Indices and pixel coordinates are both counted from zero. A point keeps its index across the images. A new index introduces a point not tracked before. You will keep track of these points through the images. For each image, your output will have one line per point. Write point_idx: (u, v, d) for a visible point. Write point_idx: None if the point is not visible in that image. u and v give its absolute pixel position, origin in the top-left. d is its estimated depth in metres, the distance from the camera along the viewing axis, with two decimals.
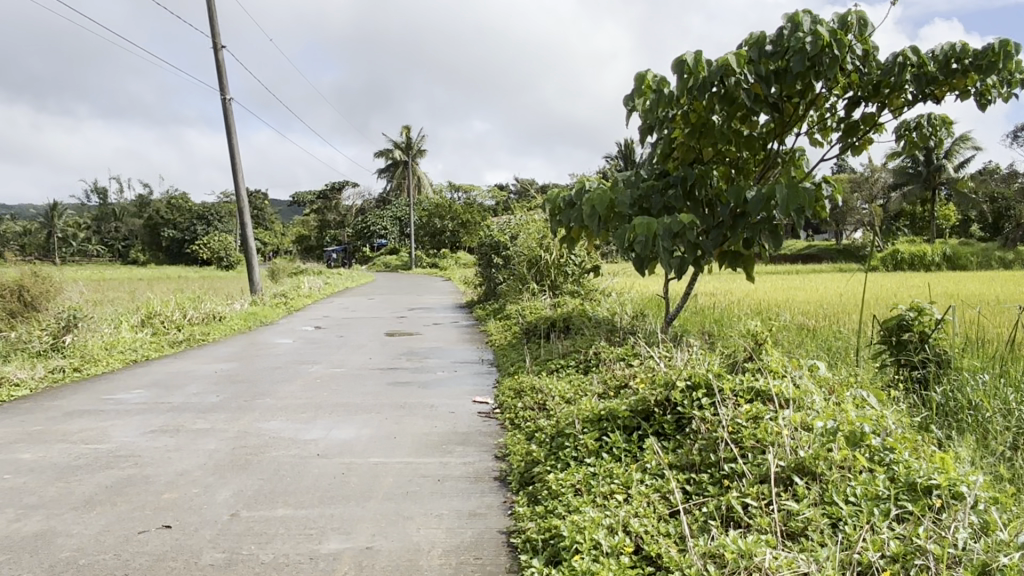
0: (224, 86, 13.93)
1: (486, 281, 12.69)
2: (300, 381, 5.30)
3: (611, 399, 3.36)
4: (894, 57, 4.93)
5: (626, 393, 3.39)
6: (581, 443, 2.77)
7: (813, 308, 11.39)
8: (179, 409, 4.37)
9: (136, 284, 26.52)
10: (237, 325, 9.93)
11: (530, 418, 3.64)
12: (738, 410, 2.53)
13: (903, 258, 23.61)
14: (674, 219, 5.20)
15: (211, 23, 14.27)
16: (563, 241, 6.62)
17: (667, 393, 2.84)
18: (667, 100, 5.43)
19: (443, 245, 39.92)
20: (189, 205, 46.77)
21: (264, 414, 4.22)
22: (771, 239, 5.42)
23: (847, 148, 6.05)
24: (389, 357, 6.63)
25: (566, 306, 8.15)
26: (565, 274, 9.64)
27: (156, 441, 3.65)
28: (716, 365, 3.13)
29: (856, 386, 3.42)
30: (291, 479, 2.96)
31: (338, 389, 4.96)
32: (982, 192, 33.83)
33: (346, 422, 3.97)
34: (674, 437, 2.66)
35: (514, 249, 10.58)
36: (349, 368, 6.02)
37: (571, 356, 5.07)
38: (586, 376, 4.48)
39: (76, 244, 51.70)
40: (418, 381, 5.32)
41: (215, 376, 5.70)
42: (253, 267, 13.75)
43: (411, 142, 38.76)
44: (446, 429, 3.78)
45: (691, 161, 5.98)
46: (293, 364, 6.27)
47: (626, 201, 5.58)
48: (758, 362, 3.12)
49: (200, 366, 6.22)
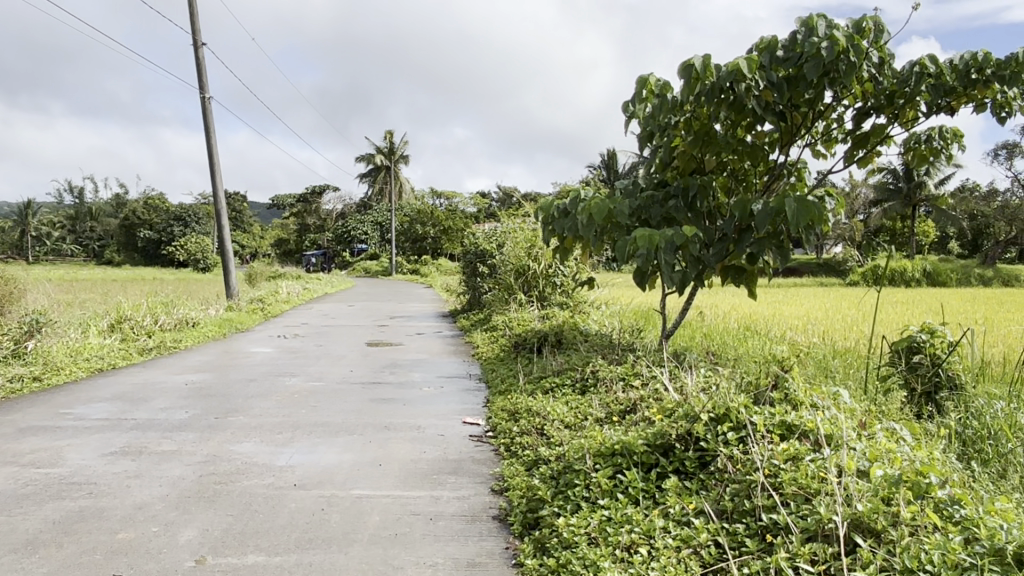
0: (204, 84, 13.54)
1: (470, 289, 12.39)
2: (277, 396, 4.96)
3: (619, 428, 3.07)
4: (911, 65, 4.73)
5: (636, 422, 3.10)
6: (593, 480, 2.47)
7: (802, 324, 11.20)
8: (144, 427, 4.02)
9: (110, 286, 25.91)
10: (212, 331, 9.56)
11: (530, 446, 3.34)
12: (774, 448, 2.26)
13: (883, 274, 23.70)
14: (676, 231, 4.94)
15: (192, 19, 13.89)
16: (556, 251, 6.35)
17: (687, 426, 2.56)
18: (671, 107, 5.15)
19: (424, 252, 39.56)
20: (166, 207, 46.06)
21: (236, 435, 3.88)
22: (777, 254, 5.16)
23: (854, 161, 5.82)
24: (372, 370, 6.30)
25: (555, 319, 7.86)
26: (554, 285, 9.39)
27: (116, 465, 3.31)
28: (736, 393, 2.84)
29: (880, 417, 3.16)
30: (264, 516, 2.63)
31: (317, 406, 4.63)
32: (962, 210, 34.03)
33: (325, 446, 3.64)
34: (697, 477, 2.38)
35: (500, 258, 10.30)
36: (329, 381, 5.69)
37: (566, 375, 4.77)
38: (585, 398, 4.19)
39: (50, 242, 50.76)
40: (403, 398, 5.00)
41: (185, 389, 5.34)
42: (230, 271, 13.37)
43: (394, 147, 38.40)
44: (436, 455, 3.47)
45: (692, 171, 5.72)
46: (269, 376, 5.93)
47: (625, 211, 5.30)
48: (783, 390, 2.83)
49: (170, 377, 5.86)
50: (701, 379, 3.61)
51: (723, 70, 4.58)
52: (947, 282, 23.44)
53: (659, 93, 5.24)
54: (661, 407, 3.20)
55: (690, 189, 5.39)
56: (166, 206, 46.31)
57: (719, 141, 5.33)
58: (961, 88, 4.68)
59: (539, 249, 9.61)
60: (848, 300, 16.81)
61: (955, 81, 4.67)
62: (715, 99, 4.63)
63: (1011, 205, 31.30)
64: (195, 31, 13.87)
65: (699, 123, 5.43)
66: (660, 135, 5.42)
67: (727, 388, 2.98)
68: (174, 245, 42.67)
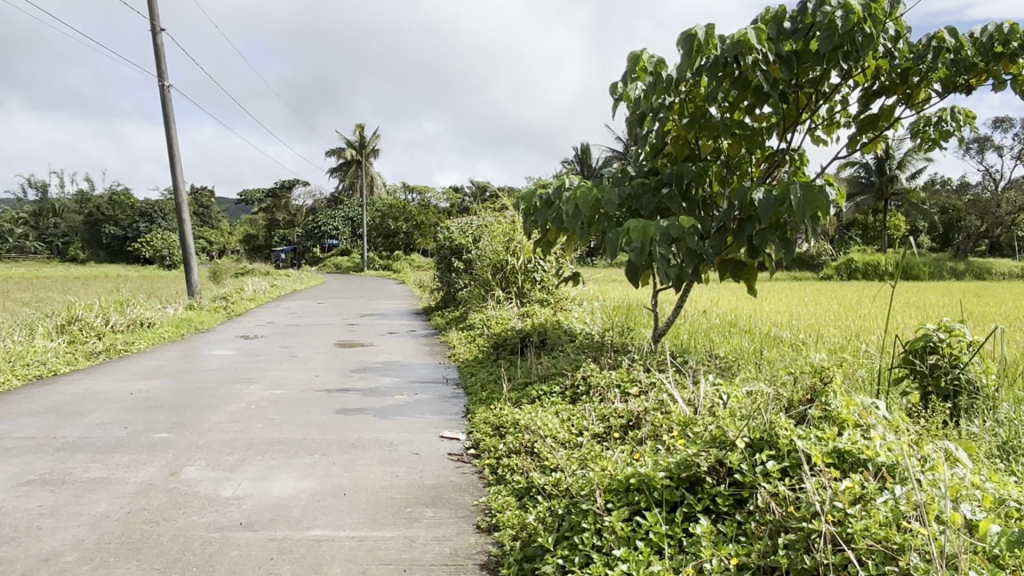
0: (163, 72, 12.89)
1: (444, 285, 11.88)
2: (232, 407, 4.45)
3: (625, 453, 2.61)
4: (929, 39, 4.34)
5: (645, 446, 2.65)
6: (605, 525, 2.01)
7: (786, 320, 10.83)
8: (73, 447, 3.50)
9: (70, 283, 25.04)
10: (170, 331, 8.98)
11: (520, 470, 2.88)
12: (834, 487, 1.82)
13: (857, 268, 23.58)
14: (672, 220, 4.47)
15: (150, 4, 13.23)
16: (537, 245, 5.88)
17: (715, 451, 2.13)
18: (666, 86, 4.70)
19: (395, 247, 38.92)
20: (132, 202, 44.94)
21: (179, 458, 3.37)
22: (781, 247, 4.61)
23: (857, 148, 5.42)
24: (339, 375, 5.79)
25: (536, 317, 7.38)
26: (533, 281, 8.96)
27: (30, 498, 2.79)
28: (763, 411, 2.40)
29: (921, 432, 2.73)
30: (198, 571, 2.13)
31: (276, 419, 4.13)
32: (934, 204, 34.13)
33: (281, 470, 3.14)
34: (735, 520, 1.94)
35: (476, 253, 9.82)
36: (291, 389, 5.17)
37: (554, 381, 4.31)
38: (576, 408, 3.74)
39: (13, 239, 49.42)
40: (372, 407, 4.50)
41: (130, 399, 4.81)
42: (192, 268, 12.74)
43: (365, 140, 37.71)
44: (410, 480, 2.99)
45: (685, 158, 5.29)
46: (227, 383, 5.41)
47: (615, 200, 4.84)
48: (823, 406, 2.39)
49: (117, 385, 5.30)
50: (714, 396, 3.16)
51: (727, 42, 4.14)
52: (921, 276, 23.30)
53: (653, 70, 4.79)
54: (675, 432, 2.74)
55: (684, 176, 4.95)
56: (131, 202, 45.13)
57: (716, 124, 4.90)
58: (983, 64, 4.30)
59: (517, 244, 9.14)
60: (826, 294, 16.54)
61: (976, 56, 4.28)
62: (717, 74, 4.20)
63: (982, 198, 31.37)
64: (153, 16, 13.21)
65: (695, 105, 5.01)
66: (652, 121, 4.98)
67: (751, 405, 2.54)
68: (140, 241, 41.62)
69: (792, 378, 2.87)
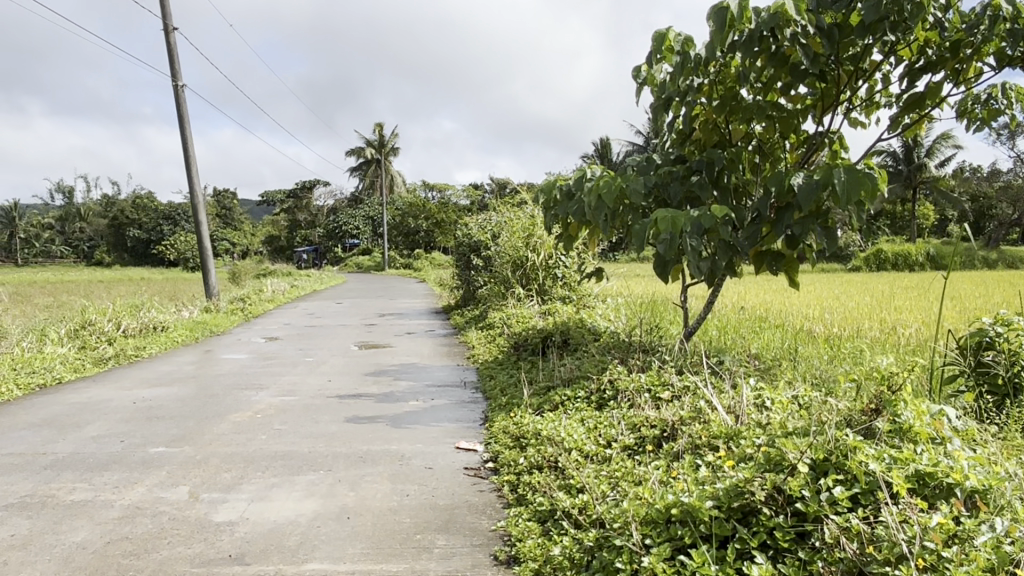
0: (176, 72, 12.71)
1: (464, 283, 11.60)
2: (236, 417, 4.20)
3: (661, 478, 2.31)
4: (983, 7, 3.98)
5: (686, 469, 2.34)
6: (645, 567, 1.70)
7: (818, 313, 10.44)
8: (62, 465, 3.26)
9: (93, 287, 25.04)
10: (184, 335, 8.76)
11: (543, 489, 2.59)
12: (922, 524, 1.51)
13: (887, 258, 22.99)
14: (704, 209, 4.15)
15: (162, 3, 13.06)
16: (558, 240, 5.58)
17: (769, 475, 1.82)
18: (695, 65, 4.39)
19: (417, 246, 38.73)
20: (155, 205, 45.15)
21: (172, 475, 3.11)
22: (822, 237, 4.26)
23: (899, 130, 5.06)
24: (353, 380, 5.53)
25: (558, 315, 7.07)
26: (555, 277, 8.66)
27: (4, 526, 2.54)
28: (823, 424, 2.07)
29: (998, 444, 2.38)
30: None
31: (281, 430, 3.86)
32: (964, 192, 33.37)
33: (282, 490, 2.87)
34: (801, 560, 1.62)
35: (495, 250, 9.54)
36: (301, 395, 4.92)
37: (579, 385, 4.01)
38: (604, 416, 3.44)
39: (39, 244, 49.90)
40: (385, 415, 4.23)
41: (132, 408, 4.57)
42: (209, 270, 12.54)
43: (385, 140, 37.56)
44: (422, 500, 2.71)
45: (715, 144, 4.97)
46: (236, 390, 5.17)
47: (641, 189, 4.53)
48: (892, 417, 2.06)
49: (122, 394, 5.08)
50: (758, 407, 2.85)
51: (763, 14, 3.82)
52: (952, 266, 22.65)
53: (681, 50, 4.48)
54: (720, 453, 2.43)
55: (715, 163, 4.63)
56: (154, 204, 45.36)
57: (749, 106, 4.58)
58: None
59: (538, 239, 8.83)
60: (855, 286, 16.09)
61: None
62: (752, 49, 3.89)
63: (1014, 185, 30.57)
64: (166, 15, 13.04)
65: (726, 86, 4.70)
66: (680, 106, 4.67)
67: (806, 419, 2.21)
68: (164, 243, 41.78)
69: (849, 388, 2.56)
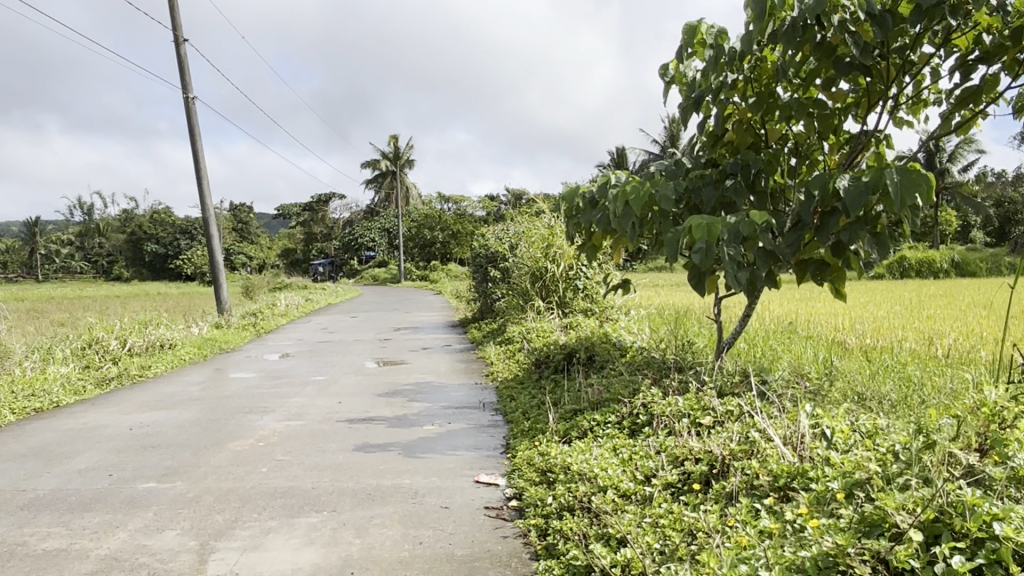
0: (187, 83, 12.52)
1: (481, 296, 11.28)
2: (237, 446, 3.88)
3: (720, 538, 1.96)
4: None
5: (747, 525, 1.99)
6: None
7: (849, 323, 10.05)
8: (39, 506, 2.95)
9: (110, 302, 24.95)
10: (192, 353, 8.47)
11: (579, 539, 2.25)
12: None
13: (911, 265, 22.48)
14: (741, 215, 3.81)
15: (173, 15, 12.89)
16: (581, 251, 5.25)
17: (867, 542, 1.49)
18: (729, 59, 4.06)
19: (433, 257, 38.52)
20: (172, 220, 45.25)
21: (159, 518, 2.79)
22: (873, 243, 3.88)
23: (947, 129, 4.68)
24: (365, 401, 5.20)
25: (580, 329, 6.73)
26: (575, 289, 8.33)
27: None
28: (928, 479, 1.73)
29: None
30: None
31: (284, 461, 3.54)
32: (988, 197, 32.75)
33: (280, 536, 2.54)
34: None
35: (513, 261, 9.21)
36: (308, 420, 4.59)
37: (608, 409, 3.67)
38: (638, 446, 3.09)
39: (58, 260, 50.11)
40: (398, 442, 3.90)
41: (129, 435, 4.26)
42: (221, 284, 12.28)
43: (400, 151, 37.39)
44: (437, 549, 2.37)
45: (749, 146, 4.61)
46: (239, 413, 4.85)
47: (671, 195, 4.19)
48: (1003, 463, 1.71)
49: (119, 418, 4.77)
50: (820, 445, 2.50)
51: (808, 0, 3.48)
52: (977, 272, 22.15)
53: (714, 43, 4.13)
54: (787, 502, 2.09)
55: (751, 165, 4.29)
56: (172, 219, 45.33)
57: (788, 104, 4.24)
58: None
59: (557, 249, 8.51)
60: (883, 294, 15.63)
61: None
62: (795, 39, 3.54)
63: None
64: (177, 27, 12.87)
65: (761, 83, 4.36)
66: (712, 105, 4.32)
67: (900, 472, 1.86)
68: (181, 259, 41.79)
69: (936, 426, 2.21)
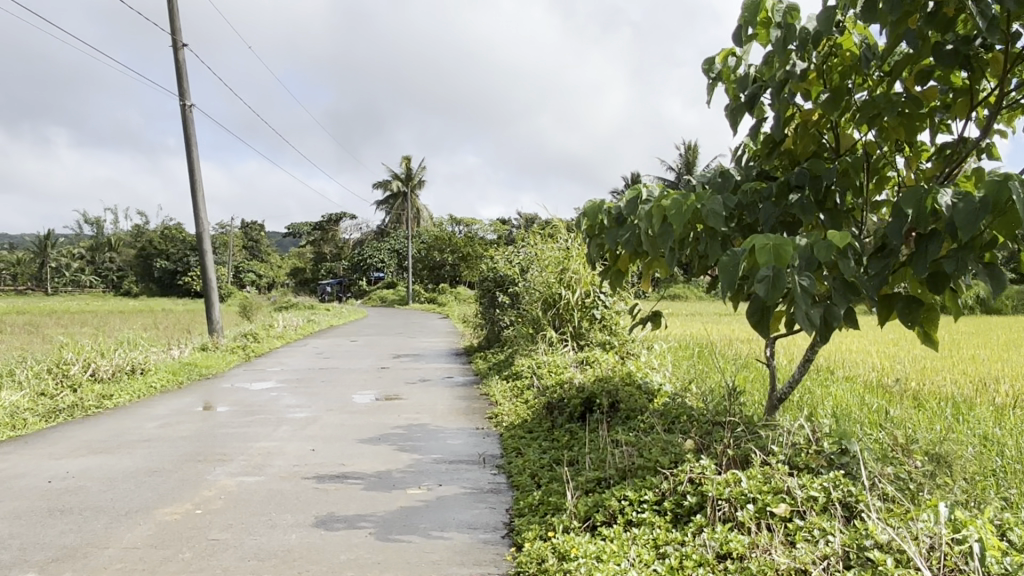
0: (184, 90, 11.83)
1: (488, 323, 10.46)
2: (167, 514, 3.05)
3: None
4: None
5: None
6: None
7: (887, 363, 9.18)
8: None
9: (109, 317, 24.19)
10: (166, 380, 7.65)
11: None
12: None
13: None
14: (815, 237, 2.97)
15: (173, 20, 12.24)
16: (604, 276, 4.38)
17: None
18: (802, 41, 3.24)
19: (442, 280, 37.83)
20: (182, 236, 44.72)
21: None
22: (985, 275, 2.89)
23: None
24: (343, 451, 4.36)
25: (598, 366, 5.90)
26: (591, 319, 7.51)
27: None
28: None
29: None
30: None
31: (221, 542, 2.71)
32: None
33: None
34: None
35: (524, 286, 8.39)
36: (269, 475, 3.75)
37: (643, 484, 2.81)
38: (692, 547, 2.25)
39: (68, 273, 49.66)
40: (373, 515, 3.05)
41: (40, 492, 3.43)
42: (212, 304, 11.46)
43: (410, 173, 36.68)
44: None
45: (813, 156, 3.76)
46: (190, 463, 4.01)
47: (722, 211, 3.30)
48: None
49: (42, 465, 3.93)
50: None
51: None
52: (1004, 308, 21.26)
53: (781, 23, 3.31)
54: None
55: (822, 177, 3.43)
56: (182, 235, 44.85)
57: (872, 101, 3.39)
58: None
59: (572, 274, 7.70)
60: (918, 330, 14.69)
61: None
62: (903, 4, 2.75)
63: None
64: (176, 30, 12.20)
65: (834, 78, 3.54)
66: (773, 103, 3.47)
67: None
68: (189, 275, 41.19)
69: None
